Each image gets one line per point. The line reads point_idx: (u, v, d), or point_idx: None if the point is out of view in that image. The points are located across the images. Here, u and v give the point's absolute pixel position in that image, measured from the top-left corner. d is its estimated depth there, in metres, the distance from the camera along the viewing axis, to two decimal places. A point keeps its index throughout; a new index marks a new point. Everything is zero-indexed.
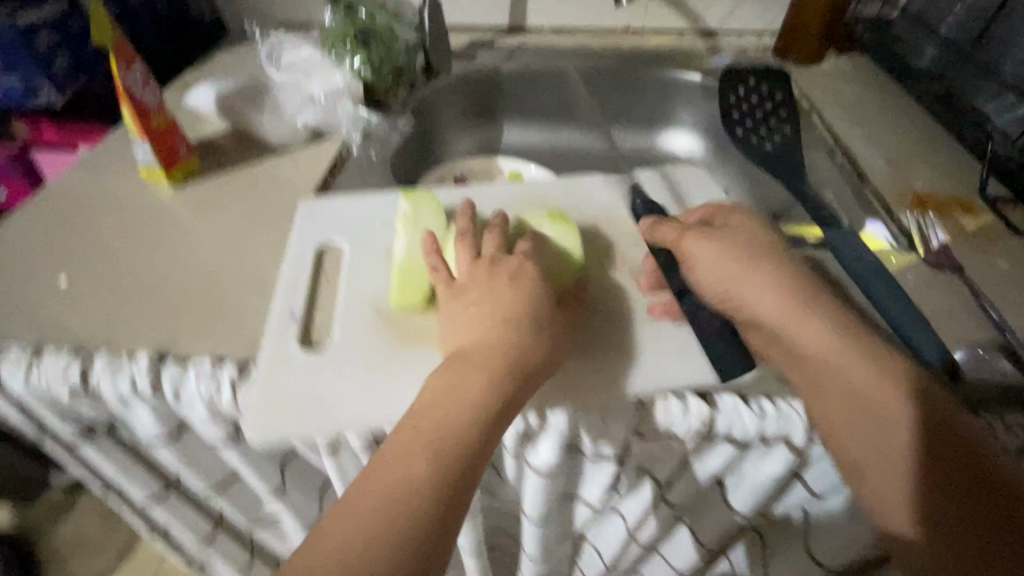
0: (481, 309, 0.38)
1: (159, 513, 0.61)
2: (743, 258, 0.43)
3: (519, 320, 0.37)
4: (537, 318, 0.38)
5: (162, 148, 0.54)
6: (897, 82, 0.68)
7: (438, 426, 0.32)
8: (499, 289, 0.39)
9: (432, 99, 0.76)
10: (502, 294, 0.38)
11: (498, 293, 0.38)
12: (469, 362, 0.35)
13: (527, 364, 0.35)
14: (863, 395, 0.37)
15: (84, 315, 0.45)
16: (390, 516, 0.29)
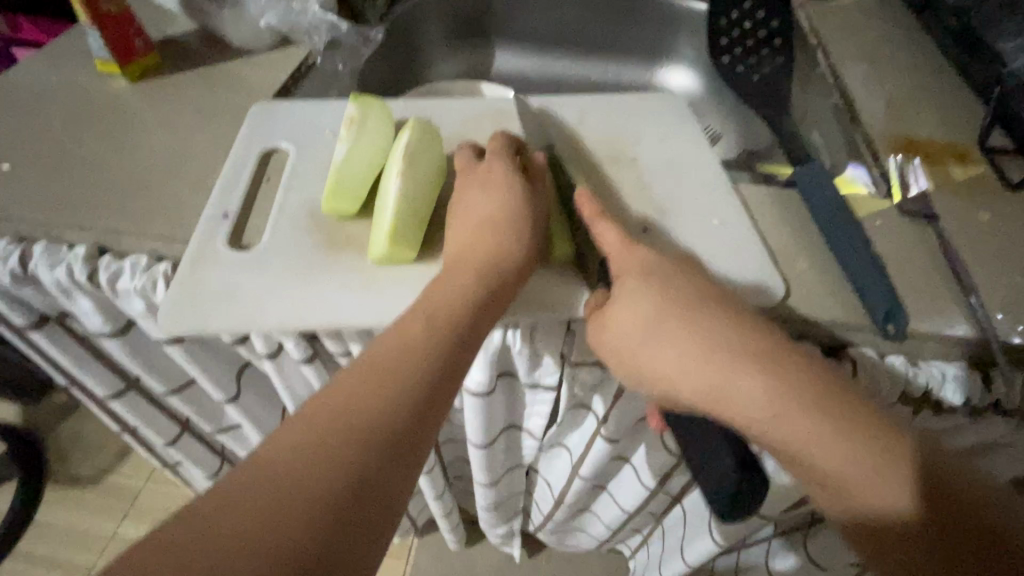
0: (477, 234, 0.38)
1: (123, 414, 0.62)
2: None
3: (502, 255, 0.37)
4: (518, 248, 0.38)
5: (115, 39, 0.52)
6: (923, 21, 0.62)
7: (364, 399, 0.28)
8: (474, 255, 0.37)
9: (416, 13, 0.70)
10: (474, 259, 0.36)
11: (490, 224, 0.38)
12: (416, 335, 0.31)
13: (505, 283, 0.36)
14: (816, 454, 0.29)
15: (18, 199, 0.45)
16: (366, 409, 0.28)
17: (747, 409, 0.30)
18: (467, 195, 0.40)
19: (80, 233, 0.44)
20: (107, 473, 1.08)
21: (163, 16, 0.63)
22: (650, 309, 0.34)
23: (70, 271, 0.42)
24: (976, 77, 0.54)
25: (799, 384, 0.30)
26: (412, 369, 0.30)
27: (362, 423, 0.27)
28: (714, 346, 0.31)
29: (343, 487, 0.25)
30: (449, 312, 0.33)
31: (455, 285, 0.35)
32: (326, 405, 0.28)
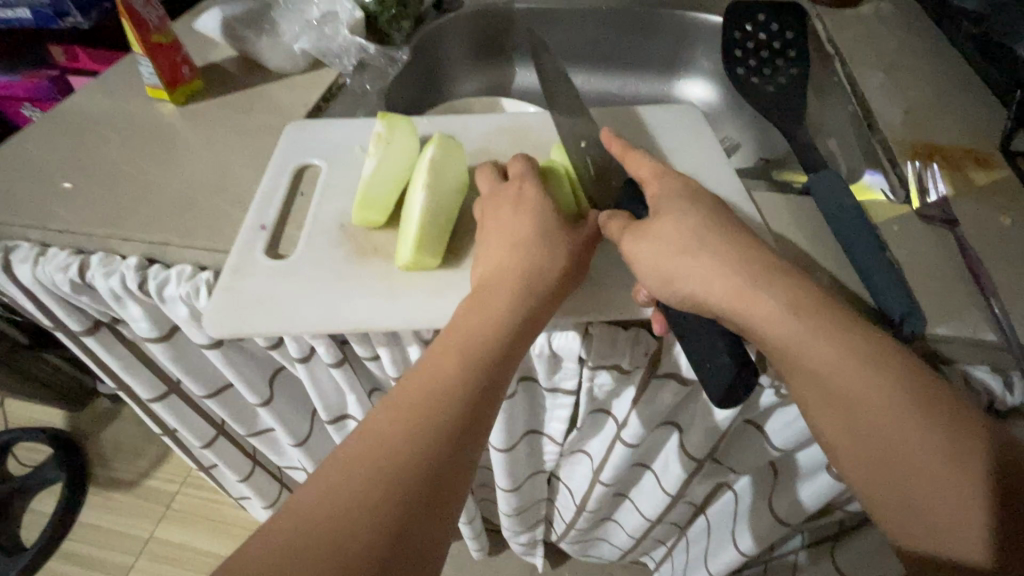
0: (502, 257, 0.39)
1: (164, 416, 0.65)
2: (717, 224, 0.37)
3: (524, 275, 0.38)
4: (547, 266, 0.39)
5: (164, 67, 0.57)
6: (942, 27, 0.62)
7: (406, 419, 0.31)
8: (507, 278, 0.38)
9: (439, 35, 0.74)
10: (502, 286, 0.38)
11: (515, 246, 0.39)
12: (453, 357, 0.34)
13: (535, 300, 0.37)
14: (909, 446, 0.31)
15: (78, 214, 0.49)
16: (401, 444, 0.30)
17: (854, 397, 0.32)
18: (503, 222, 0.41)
19: (131, 245, 0.47)
20: (146, 477, 1.13)
21: (206, 45, 0.67)
22: (760, 275, 0.34)
23: (123, 279, 0.46)
24: (997, 81, 0.54)
25: (910, 386, 0.32)
26: (452, 391, 0.32)
27: (405, 440, 0.30)
28: (835, 332, 0.32)
29: (373, 526, 0.26)
30: (479, 337, 0.35)
31: (486, 310, 0.36)
32: (379, 425, 0.31)
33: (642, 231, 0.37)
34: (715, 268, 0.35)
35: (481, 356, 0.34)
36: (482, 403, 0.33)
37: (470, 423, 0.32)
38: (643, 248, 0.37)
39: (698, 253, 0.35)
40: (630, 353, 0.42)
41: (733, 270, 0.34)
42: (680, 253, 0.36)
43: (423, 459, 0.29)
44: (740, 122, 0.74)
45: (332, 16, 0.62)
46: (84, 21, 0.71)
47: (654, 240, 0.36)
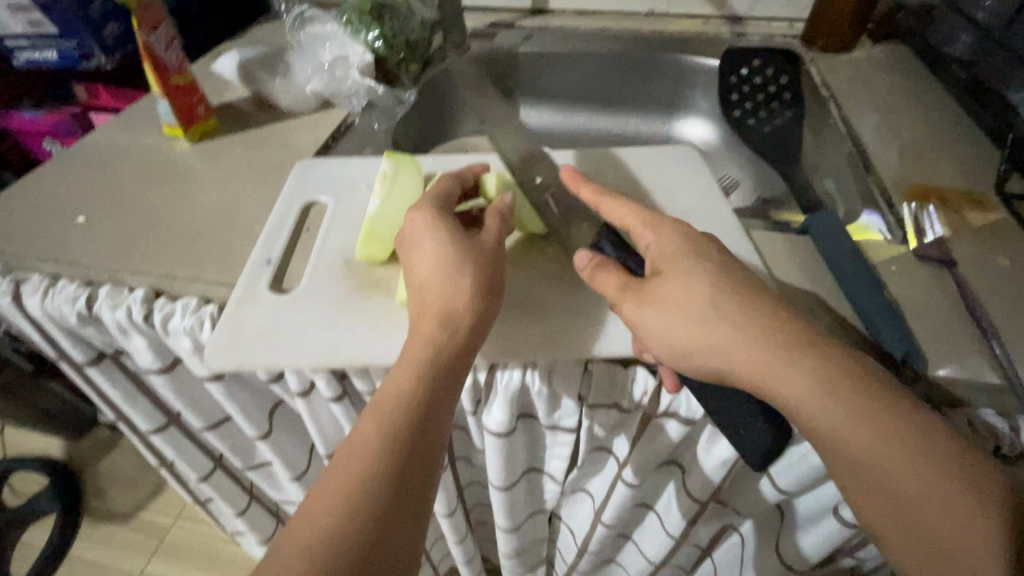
0: (434, 272, 0.39)
1: (163, 449, 0.65)
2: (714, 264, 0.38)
3: (451, 285, 0.38)
4: (479, 271, 0.39)
5: (181, 106, 0.59)
6: (935, 74, 0.63)
7: (353, 480, 0.31)
8: (429, 319, 0.37)
9: (446, 77, 0.76)
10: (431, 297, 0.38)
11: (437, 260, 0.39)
12: (390, 407, 0.34)
13: (460, 308, 0.38)
14: (909, 486, 0.32)
15: (89, 247, 0.50)
16: (358, 471, 0.32)
17: (854, 448, 0.32)
18: (420, 264, 0.40)
19: (139, 278, 0.48)
20: (140, 510, 1.11)
21: (222, 86, 0.70)
22: (781, 348, 0.34)
23: (129, 311, 0.46)
24: (989, 124, 0.55)
25: (908, 433, 0.32)
26: (386, 439, 0.33)
27: (357, 503, 0.31)
28: (833, 394, 0.32)
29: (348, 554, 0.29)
30: (409, 383, 0.35)
31: (416, 356, 0.36)
32: (326, 487, 0.32)
33: (649, 295, 0.37)
34: (729, 338, 0.35)
35: (418, 391, 0.35)
36: (422, 448, 0.34)
37: (417, 473, 0.33)
38: (654, 318, 0.36)
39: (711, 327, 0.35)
40: (630, 392, 0.42)
41: (753, 343, 0.34)
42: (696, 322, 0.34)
43: (378, 477, 0.32)
44: (739, 161, 0.76)
45: (344, 59, 0.64)
46: (108, 61, 0.73)
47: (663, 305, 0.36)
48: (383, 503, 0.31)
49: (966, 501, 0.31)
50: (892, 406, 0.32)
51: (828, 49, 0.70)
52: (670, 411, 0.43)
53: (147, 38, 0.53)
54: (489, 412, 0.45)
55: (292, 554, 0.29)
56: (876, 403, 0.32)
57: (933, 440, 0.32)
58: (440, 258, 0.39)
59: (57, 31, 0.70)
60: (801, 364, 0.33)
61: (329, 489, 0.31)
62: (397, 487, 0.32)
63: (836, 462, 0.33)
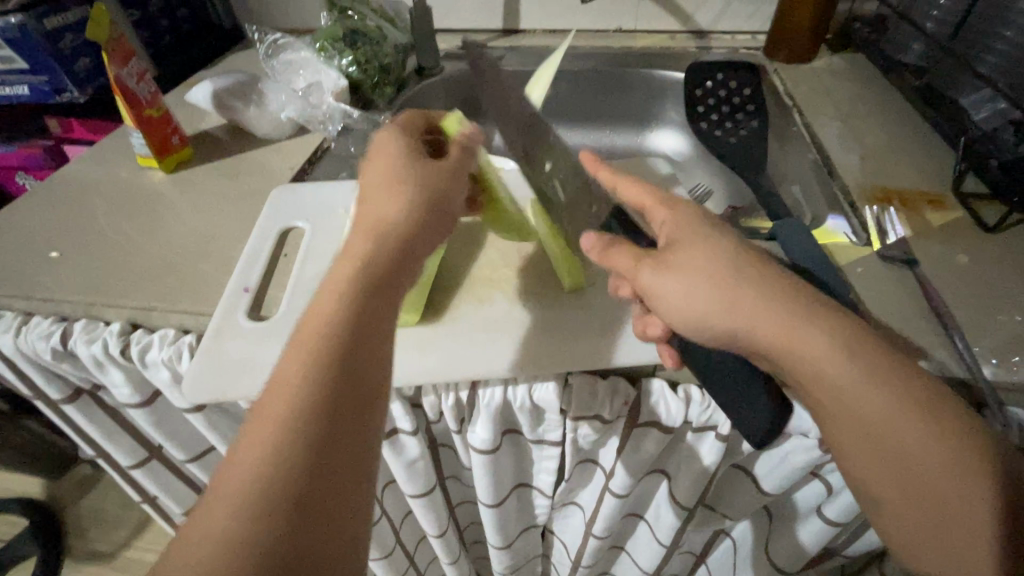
0: (373, 211, 0.35)
1: (145, 483, 0.64)
2: None
3: (388, 218, 0.35)
4: (422, 198, 0.36)
5: (154, 137, 0.59)
6: (891, 80, 0.66)
7: (282, 409, 0.26)
8: (363, 242, 0.33)
9: (421, 98, 0.78)
10: (366, 228, 0.34)
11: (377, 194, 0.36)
12: (313, 328, 0.28)
13: (396, 236, 0.34)
14: (910, 446, 0.31)
15: (61, 282, 0.49)
16: (274, 433, 0.25)
17: (861, 406, 0.31)
18: (369, 185, 0.37)
19: (115, 311, 0.48)
20: (124, 547, 1.08)
21: (197, 115, 0.71)
22: (801, 312, 0.32)
23: (106, 345, 0.46)
24: (943, 128, 0.57)
25: (900, 380, 0.31)
26: (311, 361, 0.27)
27: (289, 438, 0.25)
28: (844, 346, 0.31)
29: (269, 541, 0.23)
30: (336, 300, 0.30)
31: (344, 273, 0.31)
32: (249, 427, 0.26)
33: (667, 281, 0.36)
34: (751, 302, 0.32)
35: (342, 324, 0.29)
36: (354, 371, 0.28)
37: (348, 403, 0.27)
38: (674, 286, 0.34)
39: (737, 286, 0.33)
40: (611, 402, 0.42)
41: (775, 305, 0.32)
42: (711, 287, 0.33)
43: (303, 438, 0.25)
44: (709, 171, 0.78)
45: (317, 86, 0.65)
46: (80, 95, 0.73)
47: (684, 274, 0.34)
48: (304, 475, 0.25)
49: (955, 454, 0.30)
50: (897, 371, 0.31)
51: (790, 59, 0.73)
52: (650, 420, 0.43)
53: (117, 72, 0.54)
54: (473, 430, 0.46)
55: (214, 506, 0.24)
56: (880, 359, 0.31)
57: (931, 400, 0.31)
58: (380, 189, 0.36)
59: (28, 66, 0.70)
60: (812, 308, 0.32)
61: (237, 463, 0.25)
62: (340, 405, 0.27)
63: (843, 430, 0.32)
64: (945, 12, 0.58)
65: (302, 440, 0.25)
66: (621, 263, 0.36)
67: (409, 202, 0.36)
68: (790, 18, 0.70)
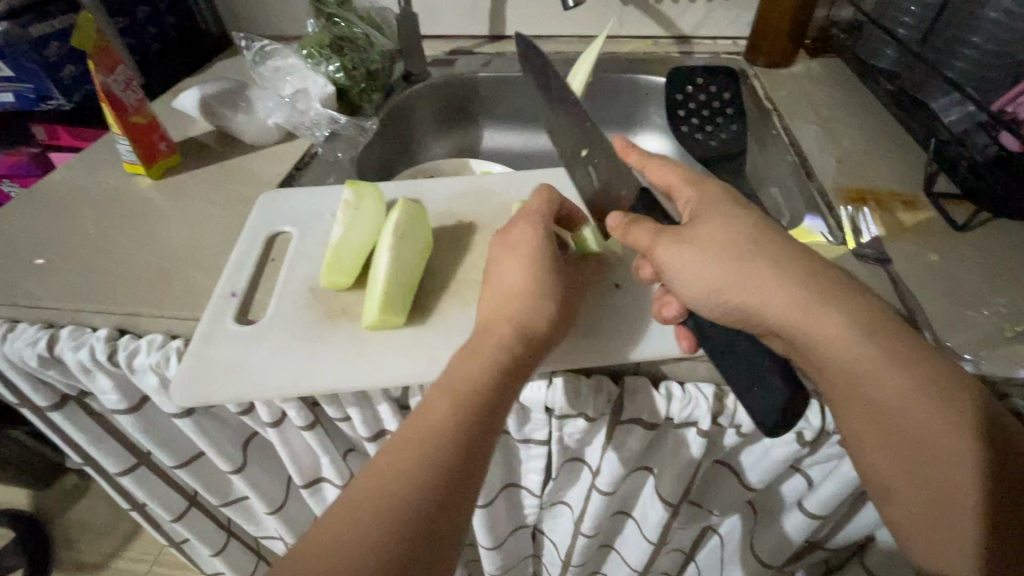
0: (508, 290, 0.41)
1: (133, 490, 0.64)
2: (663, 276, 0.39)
3: (519, 296, 0.40)
4: (551, 282, 0.41)
5: (142, 143, 0.59)
6: (867, 84, 0.68)
7: (419, 451, 0.33)
8: (501, 326, 0.39)
9: (409, 104, 0.78)
10: (510, 310, 0.40)
11: (503, 266, 0.42)
12: (454, 391, 0.35)
13: (534, 329, 0.39)
14: (908, 417, 0.34)
15: (47, 289, 0.49)
16: (411, 469, 0.32)
17: (870, 380, 0.34)
18: (499, 258, 0.42)
19: (103, 317, 0.48)
20: (113, 558, 1.07)
21: (185, 122, 0.71)
22: (822, 292, 0.34)
23: (92, 351, 0.46)
24: (916, 130, 0.59)
25: (918, 362, 0.34)
26: (450, 419, 0.34)
27: (422, 475, 0.32)
28: (860, 326, 0.34)
29: (396, 554, 0.29)
30: (480, 374, 0.36)
31: (490, 351, 0.37)
32: (389, 457, 0.33)
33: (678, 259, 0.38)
34: (772, 278, 0.35)
35: (477, 392, 0.36)
36: (481, 435, 0.34)
37: (477, 455, 0.34)
38: (695, 260, 0.36)
39: (758, 264, 0.35)
40: (595, 400, 0.43)
41: (800, 286, 0.35)
42: (732, 264, 0.35)
43: (433, 478, 0.32)
44: (693, 174, 0.79)
45: (305, 92, 0.65)
46: (67, 101, 0.73)
47: (706, 247, 0.36)
48: (428, 505, 0.31)
49: (962, 439, 0.33)
50: (917, 356, 0.34)
51: (770, 64, 0.74)
52: (634, 417, 0.44)
53: (103, 80, 0.54)
54: None
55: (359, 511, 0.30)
56: (899, 343, 0.34)
57: (947, 384, 0.34)
58: (516, 265, 0.41)
59: (13, 74, 0.70)
60: (831, 288, 0.35)
61: (378, 485, 0.31)
62: (461, 458, 0.33)
63: (852, 403, 0.36)
64: (916, 18, 0.60)
65: (433, 480, 0.32)
66: (640, 238, 0.38)
67: (542, 280, 0.41)
68: (769, 25, 0.71)
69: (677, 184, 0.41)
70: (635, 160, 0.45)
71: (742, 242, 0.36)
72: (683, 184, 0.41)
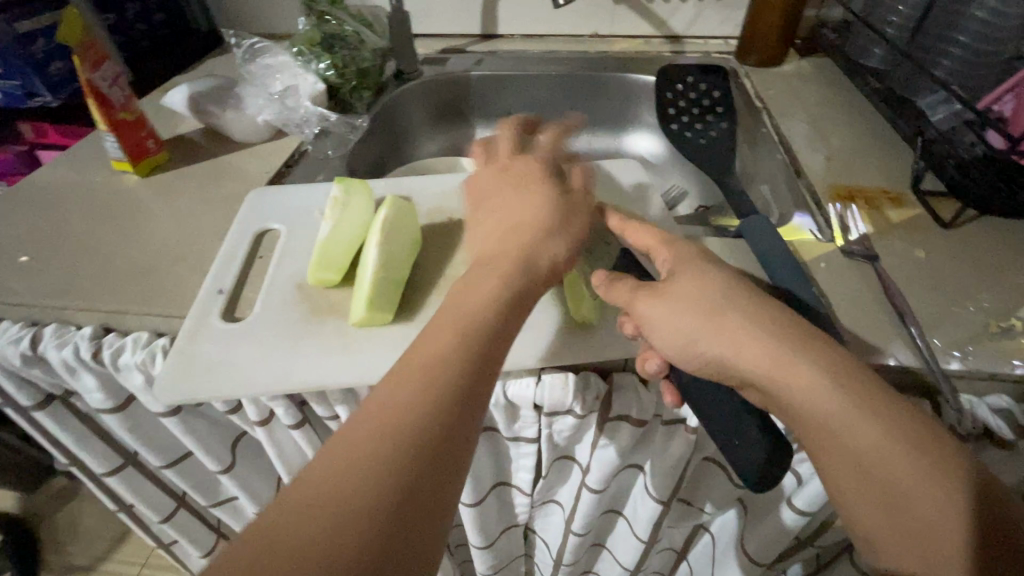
0: (512, 241, 0.42)
1: (120, 491, 0.63)
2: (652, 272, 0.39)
3: (526, 246, 0.41)
4: (557, 234, 0.43)
5: (129, 140, 0.59)
6: (856, 83, 0.68)
7: (428, 377, 0.30)
8: (507, 265, 0.39)
9: (400, 102, 0.78)
10: (514, 251, 0.40)
11: (519, 216, 0.44)
12: (461, 322, 0.34)
13: (537, 268, 0.40)
14: (896, 482, 0.31)
15: (31, 286, 0.49)
16: (421, 394, 0.29)
17: (848, 437, 0.31)
18: (511, 215, 0.45)
19: (87, 315, 0.47)
20: (103, 561, 1.06)
21: (174, 119, 0.70)
22: (794, 342, 0.33)
23: (77, 350, 0.45)
24: (905, 129, 0.59)
25: (898, 418, 0.31)
26: (460, 347, 0.32)
27: (431, 401, 0.29)
28: (836, 374, 0.32)
29: (403, 481, 0.26)
30: (486, 313, 0.35)
31: (494, 282, 0.37)
32: (395, 382, 0.30)
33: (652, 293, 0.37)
34: (747, 332, 0.34)
35: (486, 323, 0.34)
36: (484, 373, 0.32)
37: (485, 378, 0.32)
38: (666, 315, 0.36)
39: (726, 317, 0.35)
40: (583, 398, 0.43)
41: (766, 335, 0.34)
42: (703, 318, 0.35)
43: (444, 406, 0.29)
44: (684, 173, 0.80)
45: (294, 90, 0.65)
46: (54, 98, 0.73)
47: (680, 302, 0.36)
48: (439, 430, 0.29)
49: (952, 506, 0.30)
50: (896, 412, 0.32)
51: (761, 64, 0.75)
52: (624, 414, 0.44)
53: (90, 76, 0.53)
54: None
55: (355, 441, 0.27)
56: (876, 395, 0.32)
57: (932, 445, 0.31)
58: (521, 219, 0.43)
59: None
60: (804, 339, 0.34)
61: (381, 411, 0.29)
62: (470, 386, 0.31)
63: (834, 463, 0.33)
64: (904, 17, 0.60)
65: (444, 408, 0.29)
66: (619, 294, 0.39)
67: (546, 230, 0.43)
68: (759, 24, 0.72)
69: (656, 245, 0.42)
70: (615, 223, 0.45)
71: (711, 300, 0.36)
72: (661, 244, 0.41)
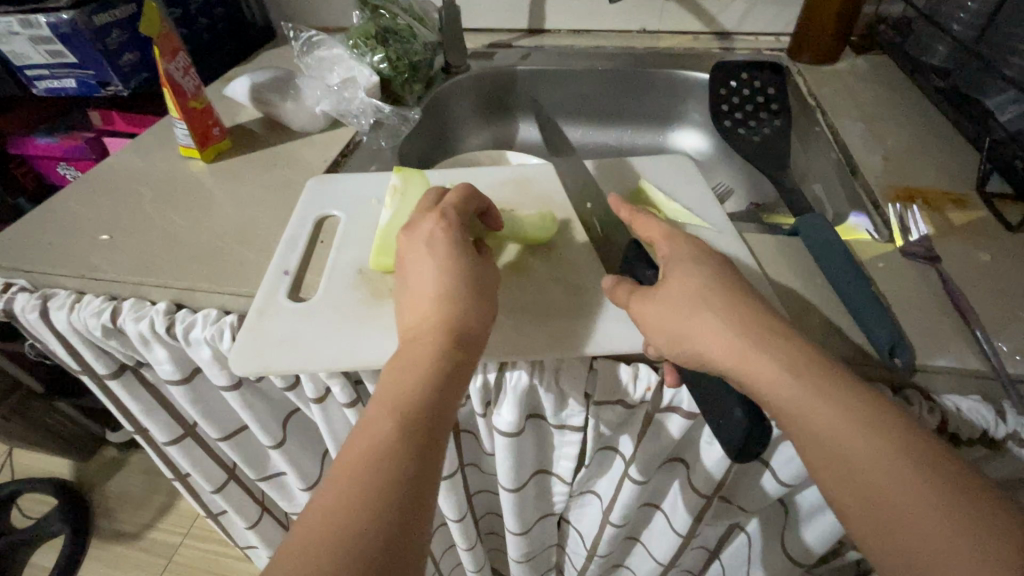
0: (431, 302, 0.39)
1: (178, 460, 0.66)
2: (711, 266, 0.40)
3: (443, 308, 0.39)
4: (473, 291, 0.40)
5: (196, 127, 0.62)
6: (917, 81, 0.67)
7: (366, 474, 0.31)
8: (430, 334, 0.38)
9: (448, 96, 0.80)
10: (437, 317, 0.38)
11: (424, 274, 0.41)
12: (394, 409, 0.34)
13: (461, 332, 0.38)
14: (891, 485, 0.30)
15: (111, 263, 0.52)
16: (361, 500, 0.30)
17: (830, 435, 0.32)
18: (415, 271, 0.41)
19: (162, 291, 0.50)
20: (148, 528, 1.12)
21: (235, 109, 0.73)
22: (759, 337, 0.35)
23: (152, 323, 0.48)
24: (970, 129, 0.58)
25: (873, 417, 0.32)
26: (395, 436, 0.33)
27: (375, 501, 0.30)
28: (801, 369, 0.33)
29: None
30: (420, 394, 0.35)
31: (422, 357, 0.37)
32: (337, 489, 0.31)
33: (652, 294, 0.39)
34: (714, 327, 0.35)
35: (418, 405, 0.35)
36: (422, 459, 0.33)
37: (424, 463, 0.33)
38: (650, 314, 0.38)
39: (699, 311, 0.36)
40: (634, 388, 0.44)
41: (735, 330, 0.35)
42: (682, 314, 0.37)
43: (387, 502, 0.30)
44: (729, 170, 0.79)
45: (352, 82, 0.67)
46: (124, 88, 0.76)
47: (662, 300, 0.38)
48: (382, 533, 0.29)
49: (949, 512, 0.29)
50: (870, 413, 0.32)
51: (814, 62, 0.73)
52: (673, 405, 0.44)
53: (166, 65, 0.56)
54: (499, 413, 0.47)
55: (298, 558, 0.28)
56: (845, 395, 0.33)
57: (910, 442, 0.31)
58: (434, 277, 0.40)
59: (77, 60, 0.73)
60: (772, 335, 0.35)
61: (324, 525, 0.29)
62: (410, 477, 0.32)
63: (823, 475, 0.32)
64: (971, 13, 0.58)
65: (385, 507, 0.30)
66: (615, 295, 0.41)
67: (466, 286, 0.40)
68: (815, 20, 0.70)
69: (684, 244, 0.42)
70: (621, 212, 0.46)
71: (691, 295, 0.37)
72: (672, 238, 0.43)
